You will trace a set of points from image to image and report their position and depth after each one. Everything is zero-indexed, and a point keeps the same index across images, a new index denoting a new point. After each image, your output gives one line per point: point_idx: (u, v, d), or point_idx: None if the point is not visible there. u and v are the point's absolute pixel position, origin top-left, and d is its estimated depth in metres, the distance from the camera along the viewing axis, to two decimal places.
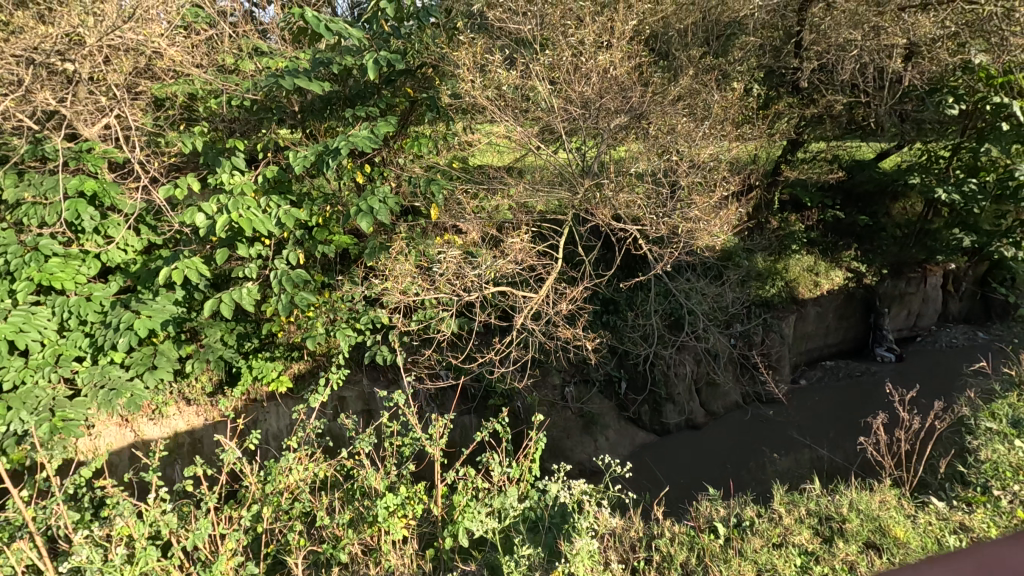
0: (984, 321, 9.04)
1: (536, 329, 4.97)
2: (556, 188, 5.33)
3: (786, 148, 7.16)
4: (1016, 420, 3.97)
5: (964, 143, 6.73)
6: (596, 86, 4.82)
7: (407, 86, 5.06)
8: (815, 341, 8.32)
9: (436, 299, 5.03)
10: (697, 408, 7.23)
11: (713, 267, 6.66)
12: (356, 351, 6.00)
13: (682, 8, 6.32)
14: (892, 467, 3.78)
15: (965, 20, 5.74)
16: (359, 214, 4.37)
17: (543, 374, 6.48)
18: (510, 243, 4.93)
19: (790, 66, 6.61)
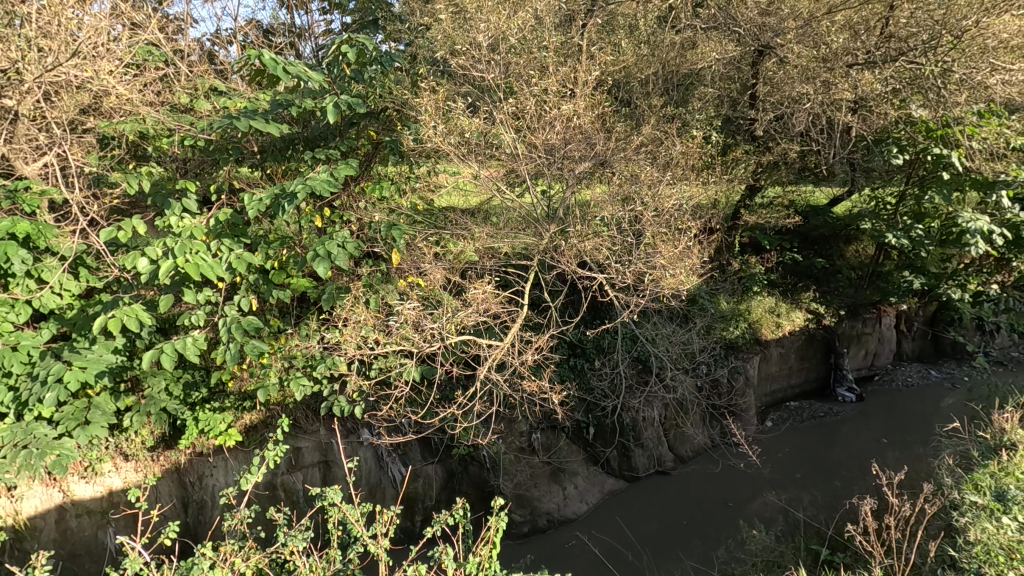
0: (937, 359, 9.32)
1: (500, 381, 4.79)
2: (521, 234, 5.35)
3: (746, 193, 7.29)
4: (1000, 494, 3.93)
5: (908, 190, 6.99)
6: (561, 134, 4.80)
7: (369, 129, 4.91)
8: (778, 381, 8.32)
9: (395, 350, 4.78)
10: (665, 453, 7.09)
11: (678, 312, 6.74)
12: (312, 400, 5.65)
13: (642, 59, 6.54)
14: (881, 554, 3.74)
15: (906, 79, 6.03)
16: (316, 259, 4.04)
17: (510, 421, 6.28)
18: (473, 294, 4.77)
19: (747, 116, 6.83)
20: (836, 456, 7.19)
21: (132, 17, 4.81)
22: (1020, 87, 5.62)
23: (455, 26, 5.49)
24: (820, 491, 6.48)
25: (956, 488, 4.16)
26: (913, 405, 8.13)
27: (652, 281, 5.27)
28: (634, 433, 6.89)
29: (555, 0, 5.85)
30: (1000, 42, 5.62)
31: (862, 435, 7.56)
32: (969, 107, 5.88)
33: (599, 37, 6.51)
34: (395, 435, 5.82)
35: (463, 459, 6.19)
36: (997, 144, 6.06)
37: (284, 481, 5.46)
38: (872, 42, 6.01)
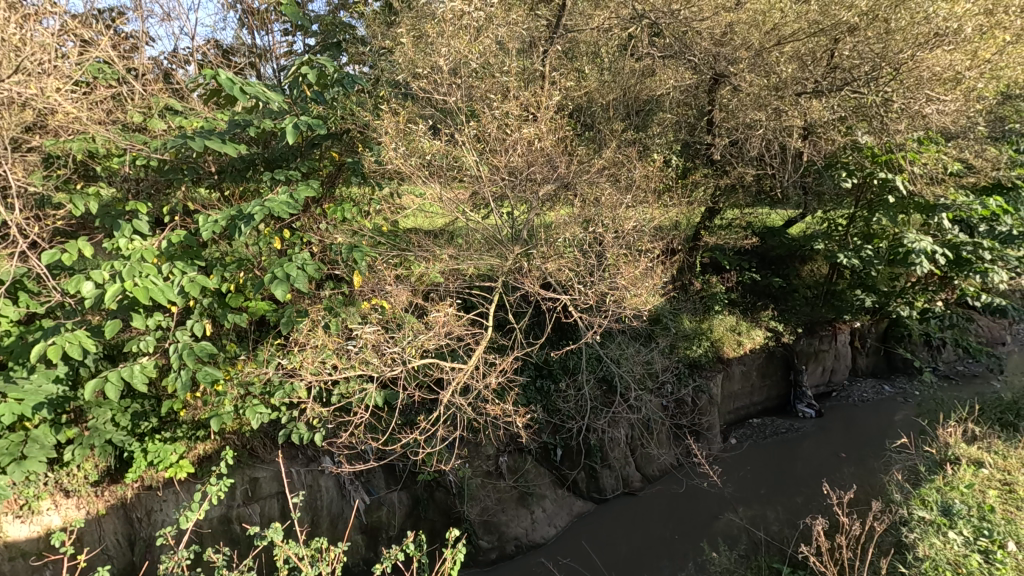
0: (890, 374, 9.66)
1: (463, 405, 4.70)
2: (485, 255, 5.33)
3: (705, 214, 7.44)
4: (946, 508, 4.07)
5: (857, 213, 7.29)
6: (523, 156, 4.86)
7: (332, 150, 4.88)
8: (740, 398, 8.45)
9: (354, 375, 4.66)
10: (633, 473, 7.10)
11: (642, 332, 6.81)
12: (269, 428, 5.45)
13: (604, 85, 6.69)
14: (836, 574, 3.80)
15: (851, 107, 6.34)
16: (274, 282, 3.92)
17: (475, 445, 6.20)
18: (434, 316, 4.72)
19: (704, 141, 7.06)
20: (797, 472, 7.34)
21: (83, 34, 4.66)
22: (952, 116, 5.93)
23: (417, 50, 5.51)
24: (783, 507, 6.58)
25: (905, 504, 4.29)
26: (869, 420, 8.39)
27: (615, 301, 5.33)
28: (600, 455, 6.86)
29: (516, 27, 5.93)
30: (933, 75, 5.88)
31: (822, 451, 7.74)
32: (909, 135, 6.16)
33: (561, 63, 6.63)
34: (357, 462, 5.65)
35: (429, 485, 6.04)
36: (936, 169, 6.38)
37: (240, 514, 5.18)
38: (819, 73, 6.29)
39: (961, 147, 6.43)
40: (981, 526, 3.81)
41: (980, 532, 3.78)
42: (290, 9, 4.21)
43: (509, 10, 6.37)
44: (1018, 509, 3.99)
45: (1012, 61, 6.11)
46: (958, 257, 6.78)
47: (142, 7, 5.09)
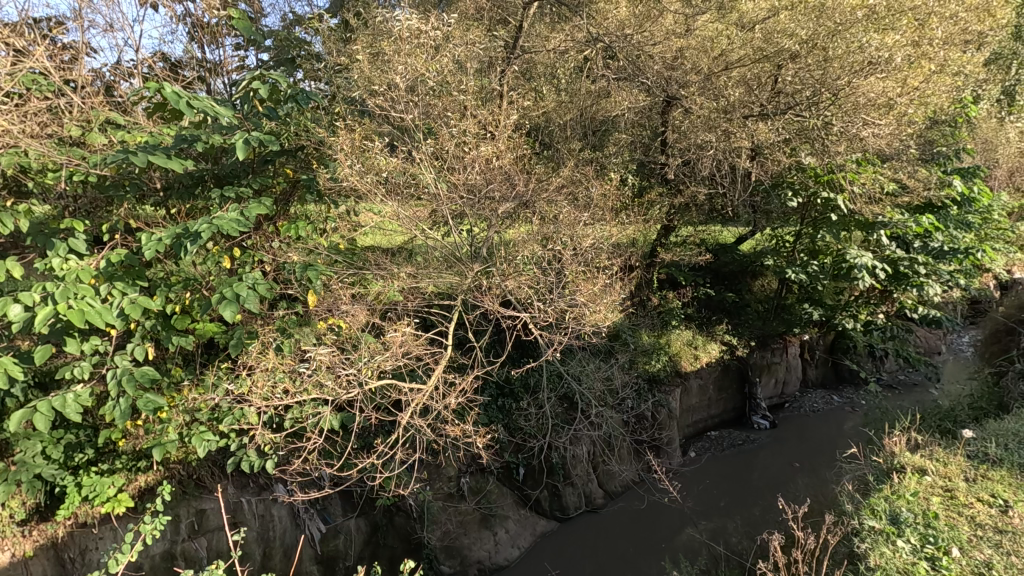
0: (837, 384, 10.05)
1: (422, 427, 4.57)
2: (444, 273, 5.28)
3: (661, 232, 7.74)
4: (894, 516, 4.23)
5: (803, 230, 7.57)
6: (480, 175, 4.87)
7: (286, 167, 4.73)
8: (698, 411, 8.59)
9: (308, 399, 4.50)
10: (595, 489, 7.08)
11: (602, 348, 6.88)
12: (218, 456, 5.19)
13: (561, 106, 6.85)
14: None
15: (795, 130, 6.57)
16: (222, 302, 3.74)
17: (436, 466, 6.08)
18: (391, 336, 4.63)
19: (658, 161, 7.27)
20: (754, 483, 7.51)
21: (16, 43, 4.39)
22: (888, 139, 6.22)
23: (373, 67, 5.46)
24: (741, 519, 6.71)
25: (856, 515, 4.44)
26: (820, 430, 8.69)
27: (574, 319, 5.36)
28: (563, 473, 6.81)
29: (473, 46, 5.94)
30: (868, 100, 6.15)
31: (776, 461, 7.95)
32: (848, 157, 6.45)
33: (518, 83, 6.72)
34: (312, 489, 5.44)
35: (388, 510, 5.88)
36: (873, 189, 6.73)
37: (184, 549, 4.85)
38: (764, 96, 6.56)
39: (895, 169, 6.80)
40: (927, 533, 3.98)
41: (926, 539, 3.94)
42: (241, 23, 4.10)
43: (466, 30, 6.41)
44: (960, 515, 4.17)
45: (938, 89, 6.52)
46: (896, 272, 7.19)
47: (82, 16, 4.85)
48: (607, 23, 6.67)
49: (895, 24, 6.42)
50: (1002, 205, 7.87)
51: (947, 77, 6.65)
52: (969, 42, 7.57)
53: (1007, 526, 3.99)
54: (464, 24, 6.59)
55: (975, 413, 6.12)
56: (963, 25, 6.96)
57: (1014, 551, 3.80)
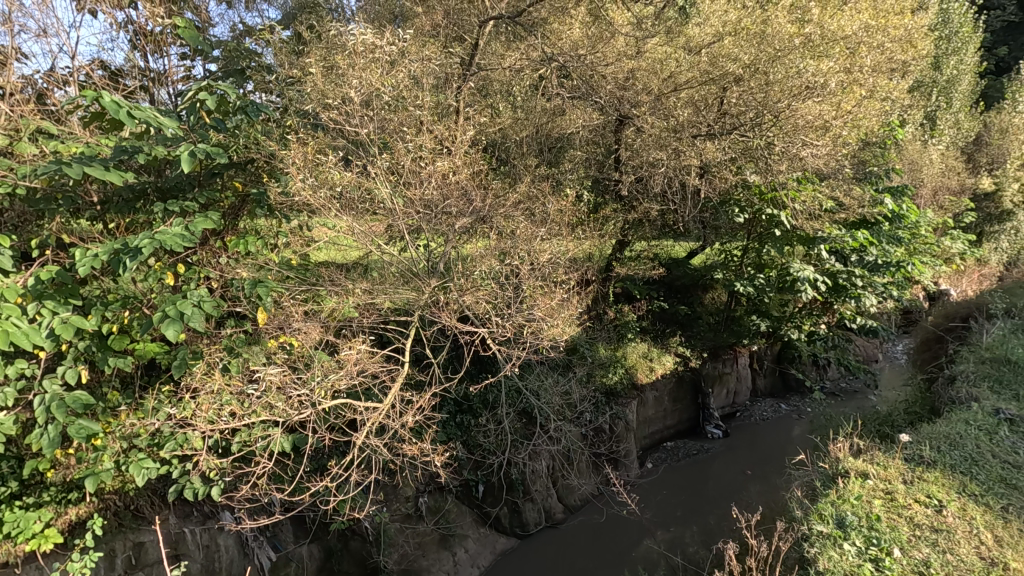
0: (785, 393, 10.45)
1: (378, 447, 4.45)
2: (401, 289, 5.21)
3: (616, 247, 7.91)
4: (840, 520, 4.41)
5: (750, 245, 7.89)
6: (437, 191, 4.86)
7: (235, 180, 4.59)
8: (654, 423, 8.74)
9: (257, 421, 4.32)
10: (555, 504, 7.07)
11: (560, 362, 6.93)
12: (159, 484, 4.89)
13: (517, 122, 6.93)
14: None
15: (740, 149, 6.83)
16: (164, 321, 3.56)
17: (393, 487, 5.95)
18: (346, 354, 4.52)
19: (612, 178, 7.45)
20: (709, 492, 7.67)
21: None
22: (825, 159, 6.58)
23: (326, 80, 5.37)
24: (697, 528, 6.83)
25: (805, 520, 4.60)
26: (769, 438, 8.99)
27: (532, 333, 5.38)
28: (522, 488, 6.77)
29: (429, 62, 5.94)
30: (806, 123, 6.45)
31: (730, 469, 8.16)
32: (790, 175, 6.77)
33: (474, 99, 6.76)
34: (261, 516, 5.21)
35: (343, 534, 5.69)
36: (813, 207, 7.09)
37: None
38: (711, 117, 6.82)
39: (832, 187, 7.18)
40: (870, 535, 4.17)
41: (870, 541, 4.13)
42: (188, 33, 3.98)
43: (422, 46, 6.42)
44: (900, 516, 4.38)
45: (868, 113, 7.00)
46: (836, 284, 7.58)
47: (13, 20, 4.58)
48: (561, 43, 6.82)
49: (829, 51, 6.90)
50: (928, 221, 8.44)
51: (876, 101, 7.22)
52: (894, 70, 8.17)
53: (942, 524, 4.23)
54: (420, 40, 6.61)
55: (910, 417, 6.48)
56: (889, 54, 7.49)
57: (948, 548, 4.02)
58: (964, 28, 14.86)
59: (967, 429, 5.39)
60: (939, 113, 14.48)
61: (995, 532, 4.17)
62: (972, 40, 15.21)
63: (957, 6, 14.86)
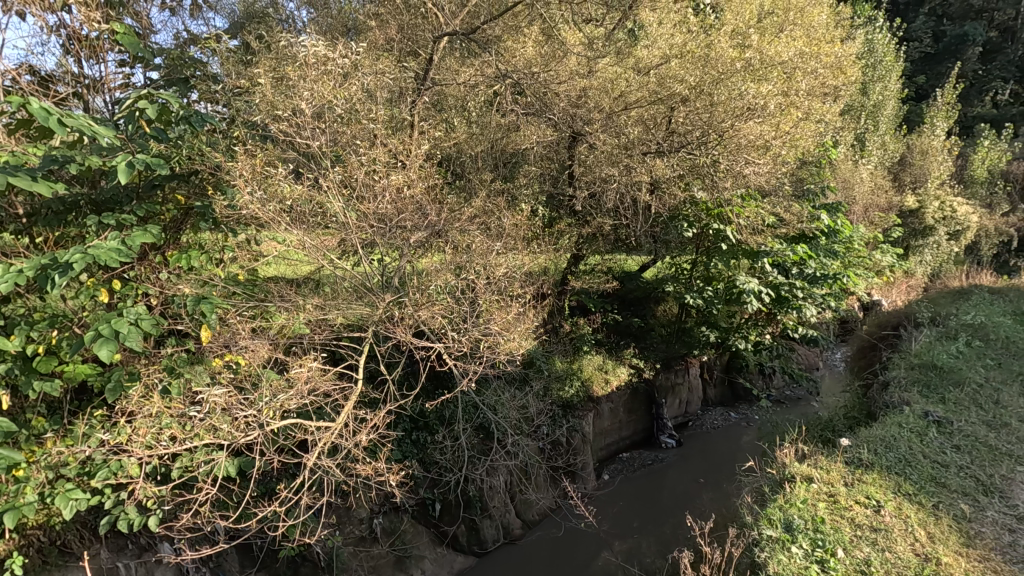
0: (734, 401, 10.79)
1: (330, 468, 4.30)
2: (354, 304, 5.09)
3: (570, 261, 8.02)
4: (788, 523, 4.56)
5: (698, 259, 8.17)
6: (392, 205, 4.82)
7: (178, 193, 4.39)
8: (610, 434, 8.83)
9: (199, 445, 4.10)
10: (513, 520, 7.00)
11: (516, 376, 6.92)
12: (89, 516, 4.53)
13: (473, 137, 6.97)
14: None
15: (688, 166, 7.03)
16: (97, 341, 3.34)
17: (346, 509, 5.76)
18: (296, 372, 4.37)
19: (566, 193, 7.57)
20: (664, 501, 7.80)
21: None
22: (766, 176, 6.89)
23: (276, 91, 5.24)
24: (653, 538, 6.94)
25: (756, 526, 4.72)
26: (720, 446, 9.24)
27: (489, 347, 5.36)
28: (480, 505, 6.68)
29: (383, 76, 5.89)
30: (748, 143, 6.72)
31: (684, 478, 8.33)
32: (734, 192, 7.05)
33: (429, 114, 6.75)
34: (203, 545, 4.94)
35: (292, 561, 5.45)
36: (756, 222, 7.41)
37: None
38: (660, 136, 7.00)
39: (773, 204, 7.52)
40: (816, 537, 4.33)
41: (816, 543, 4.29)
42: (127, 39, 3.82)
43: (375, 60, 6.38)
44: (843, 517, 4.57)
45: (804, 133, 7.40)
46: (779, 296, 7.92)
47: None
48: (515, 61, 6.91)
49: (767, 75, 7.27)
50: (860, 235, 8.96)
51: (811, 123, 7.66)
52: (826, 94, 8.69)
53: (881, 524, 4.44)
54: (373, 54, 6.56)
55: (849, 422, 6.81)
56: (821, 80, 7.99)
57: (887, 546, 4.22)
58: (887, 57, 16.03)
59: (900, 431, 5.71)
60: (867, 135, 15.49)
61: (928, 528, 4.42)
62: (894, 69, 16.41)
63: (880, 37, 16.01)
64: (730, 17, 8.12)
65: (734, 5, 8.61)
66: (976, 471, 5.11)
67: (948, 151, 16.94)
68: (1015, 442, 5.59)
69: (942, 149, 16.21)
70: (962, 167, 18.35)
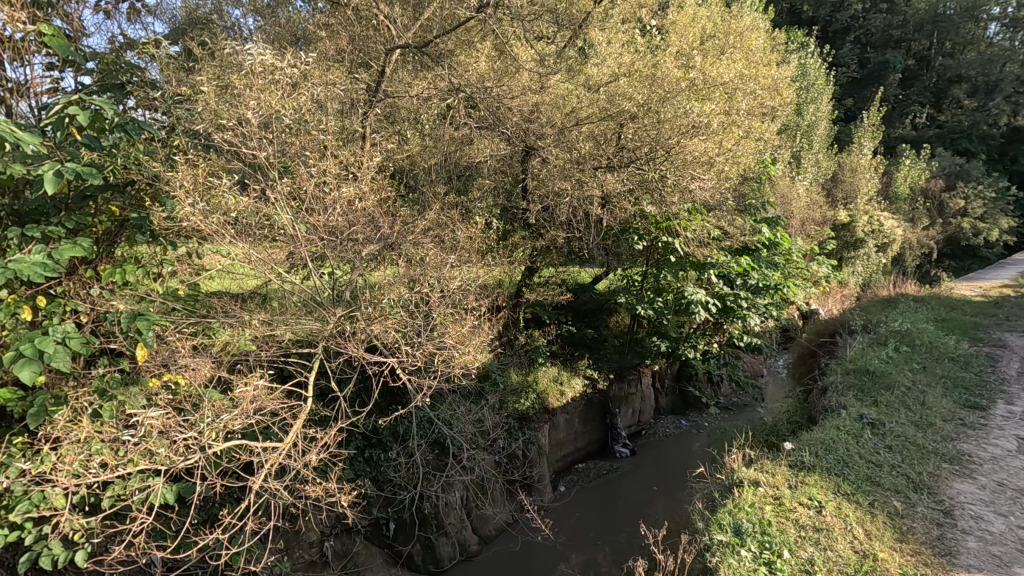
0: (684, 409, 11.08)
1: (278, 490, 4.13)
2: (303, 319, 4.94)
3: (525, 274, 8.07)
4: (737, 527, 4.70)
5: (649, 271, 8.40)
6: (343, 218, 4.73)
7: (111, 204, 4.18)
8: (566, 445, 8.87)
9: (134, 472, 3.87)
10: (470, 536, 6.91)
11: (471, 390, 6.87)
12: (7, 554, 4.16)
13: (426, 150, 7.04)
14: None
15: (637, 181, 7.24)
16: (19, 362, 3.10)
17: (295, 532, 5.56)
18: (242, 391, 4.19)
19: (520, 206, 7.64)
20: (620, 510, 7.89)
21: None
22: (711, 192, 7.17)
23: (221, 100, 5.05)
24: (610, 548, 7.00)
25: (707, 531, 4.84)
26: (673, 453, 9.45)
27: (444, 361, 5.31)
28: (435, 523, 6.56)
29: (333, 87, 5.80)
30: (694, 159, 7.01)
31: (638, 486, 8.46)
32: (681, 206, 7.30)
33: (381, 126, 6.69)
34: None
35: None
36: (702, 235, 7.68)
37: None
38: (610, 151, 7.22)
39: (718, 218, 7.81)
40: (763, 540, 4.49)
41: (763, 545, 4.45)
42: (57, 42, 3.63)
43: (325, 71, 6.28)
44: (787, 519, 4.76)
45: (745, 151, 7.77)
46: (725, 306, 8.24)
47: None
48: (468, 75, 6.93)
49: (710, 95, 7.59)
50: (799, 248, 9.42)
51: (751, 141, 8.05)
52: (765, 114, 9.15)
53: (822, 524, 4.65)
54: (323, 65, 6.46)
55: (792, 426, 7.11)
56: (760, 100, 8.42)
57: (828, 545, 4.42)
58: (819, 81, 17.06)
59: (838, 434, 6.00)
60: (802, 153, 16.40)
61: (865, 526, 4.65)
62: (826, 92, 17.47)
63: (812, 62, 17.04)
64: (674, 39, 8.45)
65: (678, 28, 8.98)
66: (906, 469, 5.43)
67: (875, 169, 18.12)
68: (940, 441, 5.98)
69: (869, 167, 17.34)
70: (888, 184, 19.67)
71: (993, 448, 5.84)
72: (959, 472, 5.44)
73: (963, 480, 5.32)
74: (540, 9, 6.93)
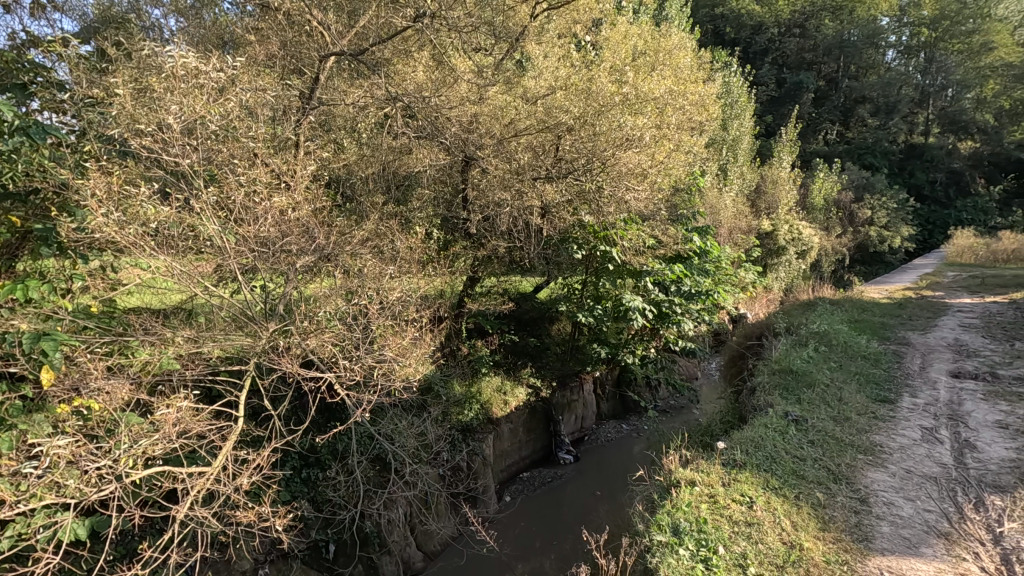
0: (625, 414, 11.36)
1: (205, 518, 3.88)
2: (233, 335, 4.68)
3: (467, 283, 8.06)
4: (676, 527, 4.84)
5: (589, 279, 8.48)
6: (275, 228, 4.54)
7: (10, 214, 3.96)
8: (511, 455, 8.85)
9: (38, 507, 3.52)
10: (414, 553, 6.75)
11: (413, 403, 6.73)
12: None
13: (363, 159, 6.88)
14: None
15: (575, 192, 7.41)
16: None
17: (226, 562, 5.26)
18: (162, 414, 3.90)
19: (460, 216, 7.55)
20: (564, 517, 7.96)
21: None
22: (645, 202, 7.42)
23: (137, 104, 4.73)
24: (555, 555, 7.06)
25: (647, 533, 4.94)
26: (614, 457, 9.65)
27: (383, 375, 5.19)
28: (378, 541, 6.37)
29: (263, 92, 5.57)
30: (628, 170, 7.23)
31: (582, 492, 8.58)
32: (617, 216, 7.53)
33: (315, 134, 6.51)
34: None
35: None
36: (638, 243, 7.94)
37: None
38: (548, 162, 7.28)
39: (652, 227, 8.08)
40: (700, 538, 4.64)
41: (700, 543, 4.61)
42: None
43: (255, 76, 6.04)
44: (722, 515, 4.96)
45: (674, 163, 8.17)
46: (660, 312, 8.54)
47: None
48: (405, 84, 6.85)
49: (642, 109, 7.88)
50: (727, 255, 9.88)
51: (680, 154, 8.43)
52: (693, 128, 9.60)
53: (753, 518, 4.87)
54: (252, 70, 6.21)
55: (725, 425, 7.44)
56: (688, 115, 8.83)
57: (759, 538, 4.65)
58: (741, 98, 18.11)
59: (766, 432, 6.32)
60: (729, 165, 17.30)
61: (791, 518, 4.92)
62: (748, 108, 18.56)
63: (735, 81, 18.06)
64: (608, 55, 8.73)
65: (611, 44, 9.30)
66: (827, 462, 5.79)
67: (793, 181, 19.41)
68: (855, 433, 6.42)
69: (788, 179, 18.56)
70: (805, 195, 21.11)
71: (901, 438, 6.35)
72: (872, 462, 5.85)
73: (876, 469, 5.73)
74: (477, 20, 6.96)
